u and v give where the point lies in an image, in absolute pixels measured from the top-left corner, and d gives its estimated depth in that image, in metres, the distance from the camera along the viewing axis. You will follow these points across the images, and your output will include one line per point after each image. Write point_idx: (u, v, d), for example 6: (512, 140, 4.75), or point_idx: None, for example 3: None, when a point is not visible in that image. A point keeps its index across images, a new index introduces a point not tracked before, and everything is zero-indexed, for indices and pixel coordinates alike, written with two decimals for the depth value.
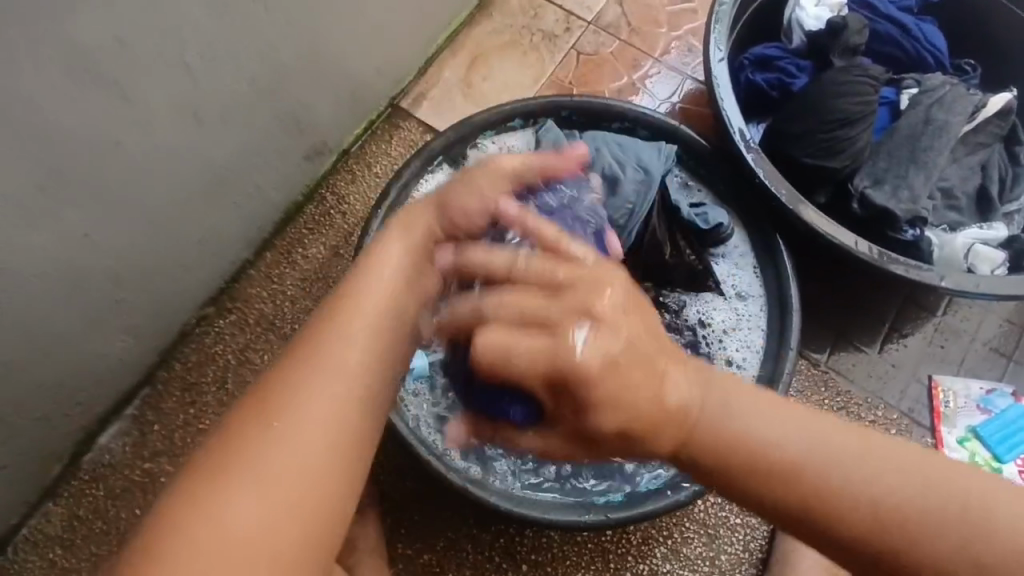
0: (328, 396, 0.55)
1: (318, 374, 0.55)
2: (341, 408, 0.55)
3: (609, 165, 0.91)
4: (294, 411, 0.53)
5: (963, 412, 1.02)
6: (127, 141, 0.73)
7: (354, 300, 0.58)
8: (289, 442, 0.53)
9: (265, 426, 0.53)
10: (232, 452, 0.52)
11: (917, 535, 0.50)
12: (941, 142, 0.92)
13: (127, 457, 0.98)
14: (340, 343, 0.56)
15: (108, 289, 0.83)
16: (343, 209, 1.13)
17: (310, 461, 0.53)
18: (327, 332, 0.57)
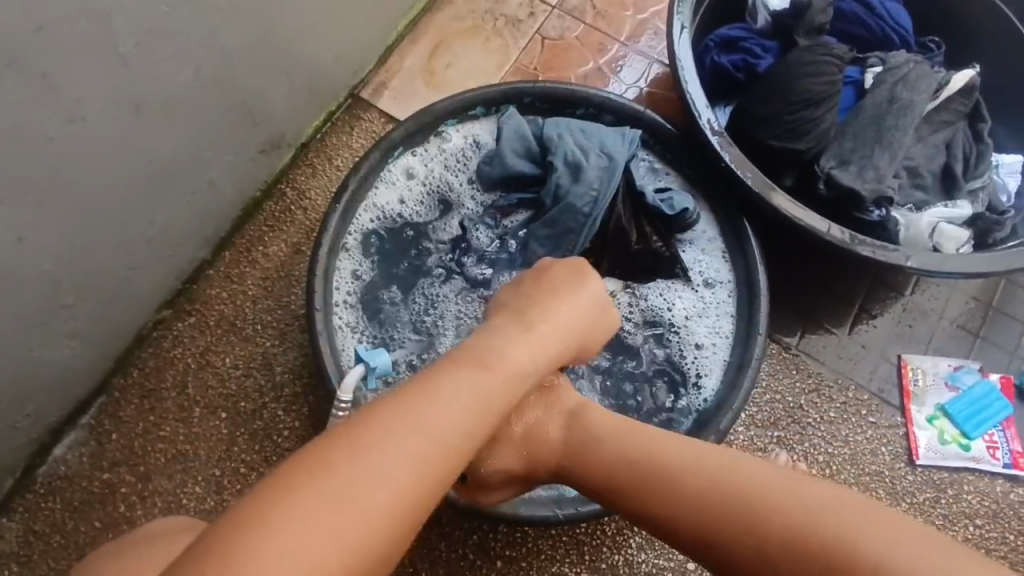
0: (430, 442, 0.55)
1: (431, 409, 0.56)
2: (435, 464, 0.55)
3: (572, 153, 0.90)
4: (396, 453, 0.53)
5: (932, 390, 1.02)
6: (58, 137, 0.69)
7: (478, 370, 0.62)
8: (391, 460, 0.53)
9: (368, 458, 0.52)
10: (339, 451, 0.52)
11: (768, 515, 0.59)
12: (905, 121, 0.92)
13: (84, 468, 0.95)
14: (458, 387, 0.59)
15: (49, 293, 0.79)
16: (304, 204, 1.09)
17: (408, 485, 0.53)
18: (445, 386, 0.59)
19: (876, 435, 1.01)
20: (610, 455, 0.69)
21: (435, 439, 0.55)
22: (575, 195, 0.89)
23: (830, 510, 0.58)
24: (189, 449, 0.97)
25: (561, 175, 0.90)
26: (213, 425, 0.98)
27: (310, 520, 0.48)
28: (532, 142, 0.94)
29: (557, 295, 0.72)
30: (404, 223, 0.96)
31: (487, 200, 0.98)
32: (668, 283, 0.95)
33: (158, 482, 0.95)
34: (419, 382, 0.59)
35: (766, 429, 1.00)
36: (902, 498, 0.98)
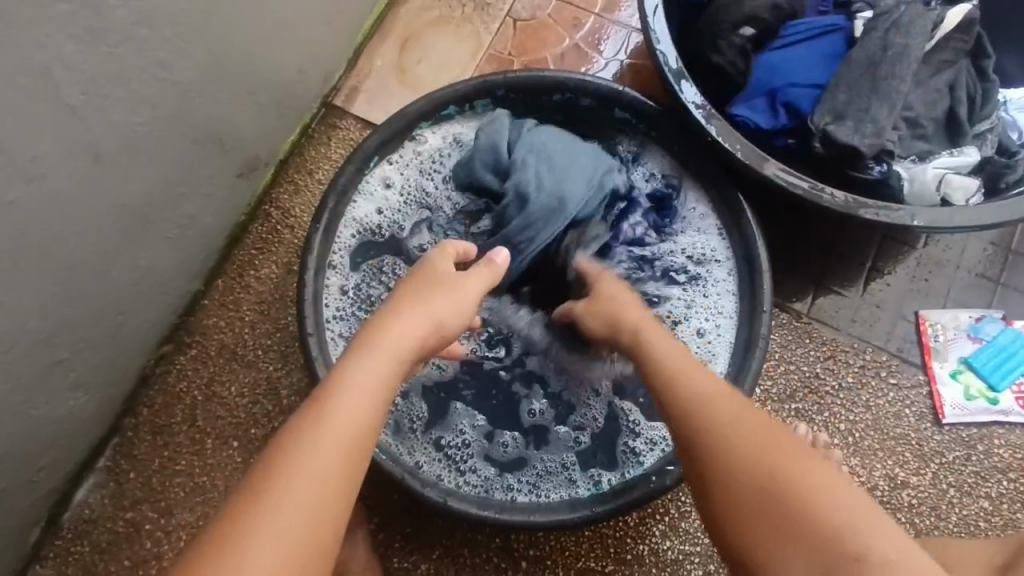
0: (289, 512, 0.49)
1: (309, 447, 0.52)
2: (309, 526, 0.49)
3: (525, 183, 0.86)
4: (259, 526, 0.48)
5: (953, 344, 0.98)
6: (21, 198, 0.67)
7: (325, 414, 0.55)
8: (282, 530, 0.48)
9: (230, 543, 0.47)
10: (231, 530, 0.48)
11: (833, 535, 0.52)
12: (903, 66, 0.85)
13: (108, 509, 0.96)
14: (328, 439, 0.53)
15: (42, 350, 0.78)
16: (290, 222, 1.08)
17: (303, 547, 0.48)
18: (290, 448, 0.52)
19: (899, 397, 0.97)
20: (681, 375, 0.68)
21: (299, 503, 0.50)
22: (558, 184, 0.86)
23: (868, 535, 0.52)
24: (206, 481, 0.98)
25: (540, 167, 0.87)
26: (226, 454, 0.99)
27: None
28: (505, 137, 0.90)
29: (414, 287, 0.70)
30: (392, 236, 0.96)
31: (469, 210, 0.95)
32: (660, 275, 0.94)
33: (179, 516, 0.97)
34: (280, 445, 0.53)
35: (783, 403, 0.97)
36: (931, 459, 0.95)
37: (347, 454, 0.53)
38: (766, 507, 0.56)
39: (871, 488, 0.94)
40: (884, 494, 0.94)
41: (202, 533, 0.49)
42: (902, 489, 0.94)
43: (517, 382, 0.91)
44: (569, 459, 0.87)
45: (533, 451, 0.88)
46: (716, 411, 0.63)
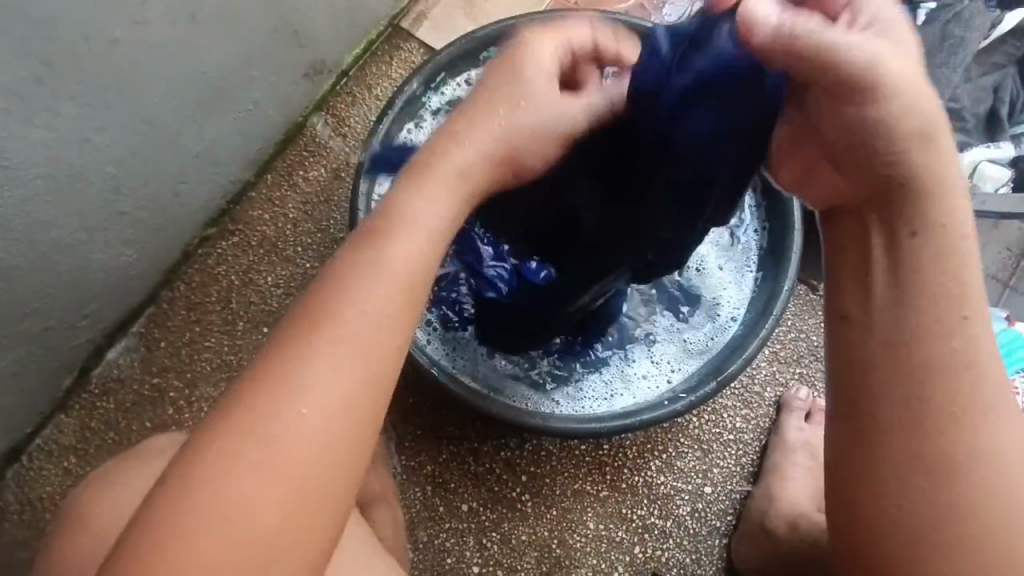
0: (332, 367, 0.49)
1: (338, 342, 0.50)
2: (355, 374, 0.50)
3: None
4: (305, 374, 0.49)
5: None
6: (123, 40, 0.72)
7: (370, 259, 0.53)
8: (295, 433, 0.48)
9: (280, 391, 0.48)
10: (236, 434, 0.47)
11: (932, 482, 0.53)
12: (957, 59, 0.90)
13: (136, 372, 1.00)
14: (374, 287, 0.52)
15: (108, 197, 0.82)
16: (343, 131, 1.11)
17: (347, 397, 0.49)
18: (337, 292, 0.52)
19: None
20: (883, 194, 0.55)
21: (349, 352, 0.50)
22: None
23: (926, 505, 0.53)
24: (233, 359, 1.02)
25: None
26: (255, 337, 1.03)
27: (233, 495, 0.46)
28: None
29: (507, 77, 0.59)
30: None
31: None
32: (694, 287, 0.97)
33: (204, 389, 1.01)
34: (337, 287, 0.52)
35: (788, 365, 1.03)
36: None
37: (400, 301, 0.53)
38: (919, 423, 0.54)
39: None
40: None
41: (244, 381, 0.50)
42: None
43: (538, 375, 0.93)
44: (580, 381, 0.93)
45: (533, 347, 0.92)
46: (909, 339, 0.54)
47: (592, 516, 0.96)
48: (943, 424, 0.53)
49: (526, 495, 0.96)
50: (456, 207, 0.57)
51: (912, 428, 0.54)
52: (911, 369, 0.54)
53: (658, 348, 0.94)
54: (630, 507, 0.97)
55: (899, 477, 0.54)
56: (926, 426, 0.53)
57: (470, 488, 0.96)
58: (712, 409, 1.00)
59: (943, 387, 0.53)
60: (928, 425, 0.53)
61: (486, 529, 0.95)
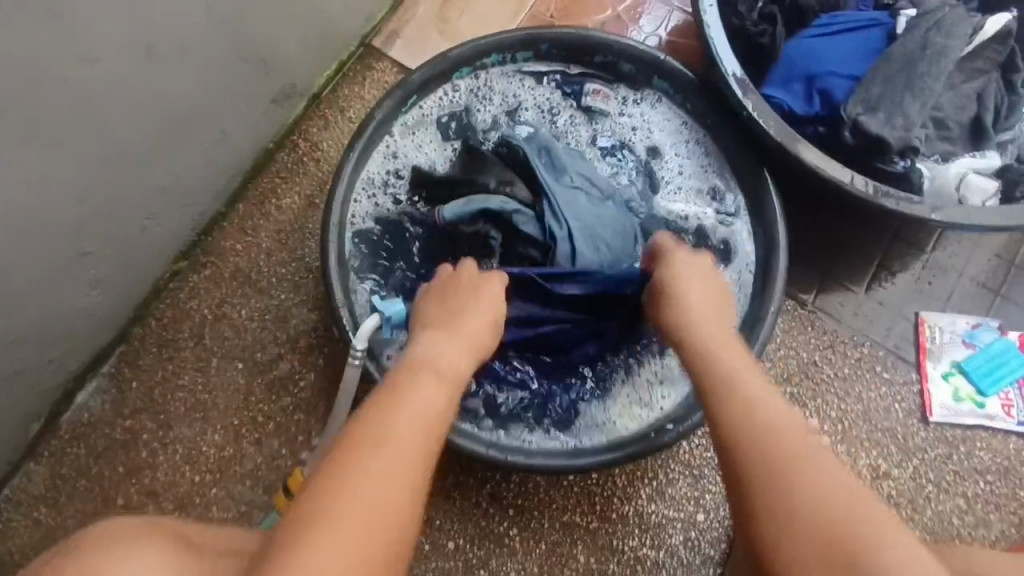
0: (376, 474, 0.53)
1: (410, 409, 0.61)
2: (397, 488, 0.53)
3: (582, 177, 0.91)
4: (353, 488, 0.52)
5: (948, 347, 1.01)
6: (75, 79, 0.68)
7: (394, 400, 0.62)
8: (348, 528, 0.49)
9: (322, 509, 0.50)
10: (327, 505, 0.50)
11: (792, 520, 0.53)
12: (938, 68, 0.87)
13: (107, 415, 0.97)
14: (404, 416, 0.60)
15: (68, 241, 0.79)
16: (316, 155, 1.08)
17: (387, 510, 0.52)
18: (371, 423, 0.58)
19: (889, 392, 1.00)
20: (751, 397, 0.63)
21: (388, 468, 0.54)
22: (592, 218, 0.89)
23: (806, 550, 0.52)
24: (207, 398, 0.99)
25: (587, 189, 0.91)
26: (230, 375, 1.00)
27: None
28: (556, 151, 0.93)
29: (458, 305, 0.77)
30: (397, 172, 0.95)
31: (413, 178, 0.94)
32: None
33: (178, 430, 0.97)
34: (375, 414, 0.60)
35: (778, 385, 1.00)
36: (913, 454, 0.98)
37: (426, 428, 0.60)
38: (762, 477, 0.57)
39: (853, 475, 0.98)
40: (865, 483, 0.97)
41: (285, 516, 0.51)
42: (883, 480, 0.98)
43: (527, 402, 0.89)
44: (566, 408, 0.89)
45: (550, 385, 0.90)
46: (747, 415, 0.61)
47: (582, 549, 0.94)
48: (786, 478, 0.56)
49: (514, 530, 0.93)
50: (451, 396, 0.66)
51: (765, 477, 0.57)
52: (753, 434, 0.60)
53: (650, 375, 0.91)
54: (621, 537, 0.94)
55: (771, 533, 0.54)
56: (779, 481, 0.56)
57: (456, 524, 0.93)
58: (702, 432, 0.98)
59: (774, 456, 0.58)
60: (771, 476, 0.56)
61: (474, 567, 0.92)
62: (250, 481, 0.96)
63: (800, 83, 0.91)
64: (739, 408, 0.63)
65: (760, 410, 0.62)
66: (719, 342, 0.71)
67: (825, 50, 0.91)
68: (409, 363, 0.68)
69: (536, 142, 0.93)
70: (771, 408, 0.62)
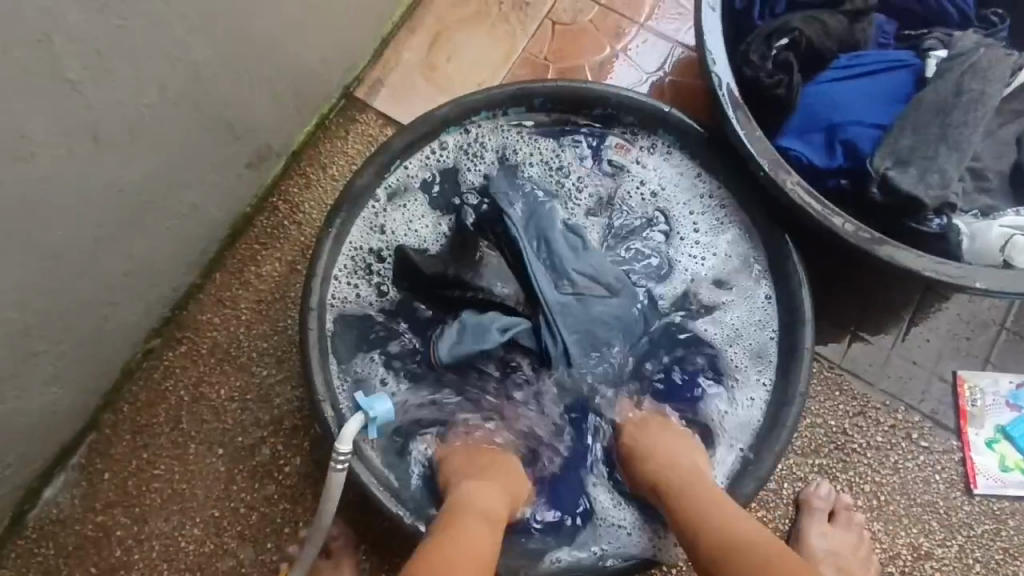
0: None
1: (461, 544, 0.60)
2: None
3: (584, 270, 0.86)
4: None
5: (991, 410, 0.93)
6: (7, 178, 0.61)
7: (449, 534, 0.61)
8: None
9: None
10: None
11: None
12: (975, 116, 0.79)
13: (77, 510, 0.90)
14: (462, 549, 0.59)
15: (18, 341, 0.72)
16: (298, 218, 1.01)
17: None
18: (433, 555, 0.58)
19: (929, 461, 0.91)
20: (724, 532, 0.63)
21: None
22: (595, 323, 0.84)
23: None
24: (186, 489, 0.91)
25: (591, 291, 0.85)
26: (210, 461, 0.92)
27: None
28: (557, 237, 0.86)
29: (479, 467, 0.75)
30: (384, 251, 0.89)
31: (400, 266, 0.87)
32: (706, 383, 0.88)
33: (154, 525, 0.90)
34: (435, 547, 0.59)
35: (805, 457, 0.92)
36: (958, 530, 0.89)
37: (480, 562, 0.59)
38: None
39: (892, 557, 0.89)
40: (906, 565, 0.88)
41: None
42: (925, 561, 0.88)
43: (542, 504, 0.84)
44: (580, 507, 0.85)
45: (562, 441, 0.86)
46: (716, 545, 0.62)
47: None
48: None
49: None
50: (496, 525, 0.66)
51: None
52: (732, 563, 0.60)
53: None
54: None
55: None
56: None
57: None
58: None
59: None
60: None
61: None
62: None
63: (820, 133, 0.84)
64: (707, 539, 0.63)
65: (726, 531, 0.63)
66: (677, 469, 0.73)
67: (850, 97, 0.84)
68: (453, 503, 0.68)
69: (535, 231, 0.86)
70: (742, 527, 0.63)
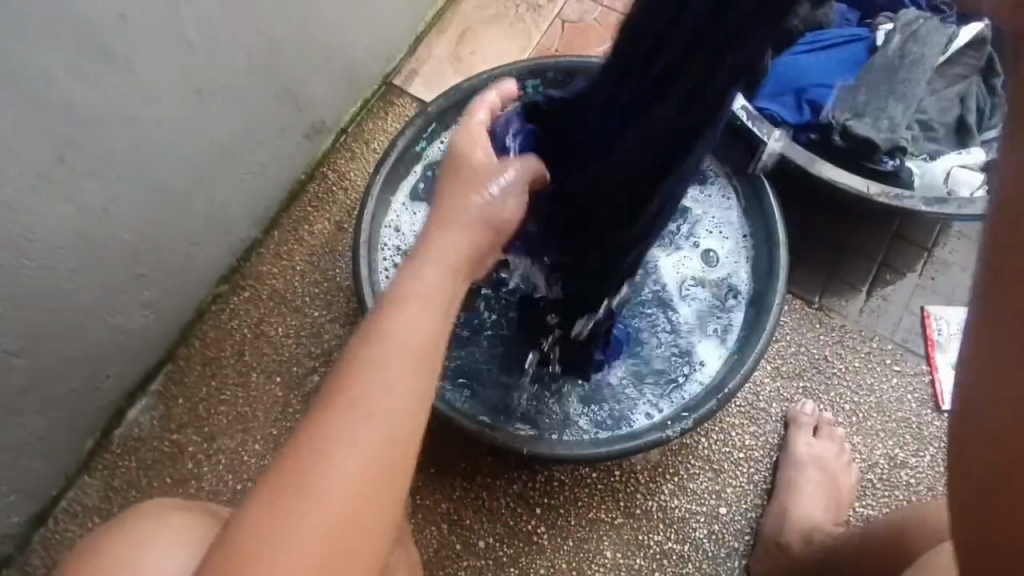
0: (366, 425, 0.51)
1: (403, 333, 0.56)
2: (394, 426, 0.52)
3: None
4: (352, 424, 0.51)
5: (955, 339, 1.04)
6: (136, 117, 0.78)
7: (383, 327, 0.56)
8: (346, 457, 0.49)
9: (315, 457, 0.49)
10: (302, 465, 0.49)
11: None
12: (917, 73, 0.95)
13: (155, 430, 1.03)
14: (398, 352, 0.55)
15: (126, 262, 0.87)
16: (345, 185, 1.16)
17: (387, 438, 0.51)
18: (360, 368, 0.53)
19: (901, 383, 1.03)
20: None
21: (379, 412, 0.52)
22: None
23: None
24: (248, 411, 1.05)
25: None
26: (268, 387, 1.06)
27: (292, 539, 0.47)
28: None
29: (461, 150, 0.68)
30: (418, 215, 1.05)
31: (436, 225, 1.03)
32: (700, 312, 0.99)
33: (221, 441, 1.03)
34: (364, 338, 0.56)
35: (791, 380, 1.04)
36: (930, 442, 1.00)
37: (418, 364, 0.55)
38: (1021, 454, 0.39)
39: (871, 466, 1.00)
40: (884, 473, 0.99)
41: (288, 445, 0.51)
42: (902, 468, 0.99)
43: (565, 417, 0.94)
44: (597, 415, 0.94)
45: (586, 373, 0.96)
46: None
47: (608, 545, 0.96)
48: None
49: (542, 528, 0.97)
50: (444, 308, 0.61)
51: None
52: None
53: (666, 382, 0.96)
54: (646, 533, 0.97)
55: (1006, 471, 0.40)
56: None
57: (487, 524, 0.97)
58: (719, 428, 1.01)
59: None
60: None
61: (504, 565, 0.96)
62: None
63: (789, 96, 0.99)
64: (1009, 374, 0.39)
65: None
66: None
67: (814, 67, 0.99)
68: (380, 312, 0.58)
69: None
70: None
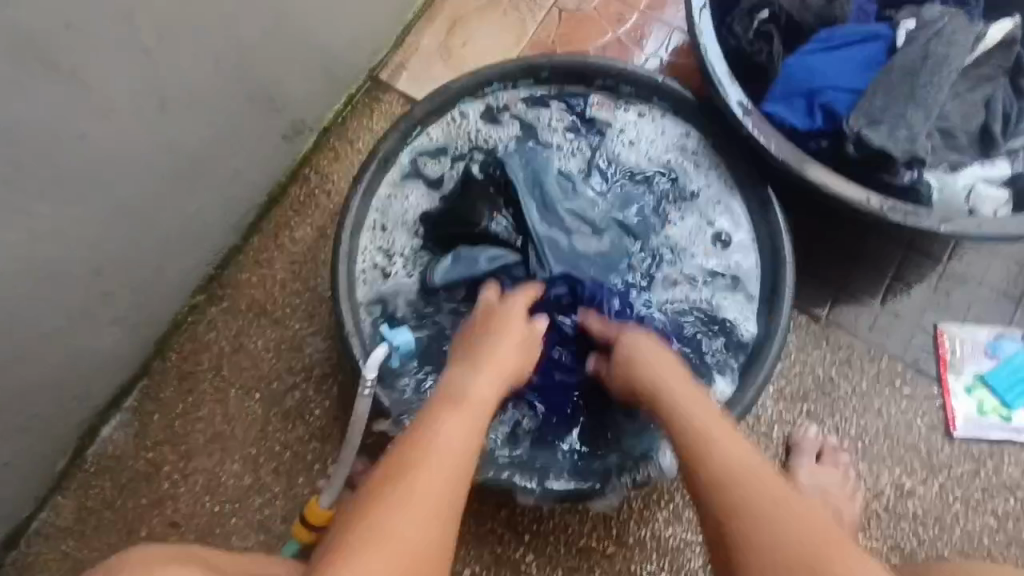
0: (405, 524, 0.58)
1: (437, 464, 0.63)
2: (437, 509, 0.60)
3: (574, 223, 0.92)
4: (394, 519, 0.58)
5: (969, 360, 0.99)
6: (89, 131, 0.72)
7: (422, 438, 0.65)
8: (391, 541, 0.57)
9: (367, 542, 0.56)
10: (336, 560, 0.56)
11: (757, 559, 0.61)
12: (941, 77, 0.87)
13: (130, 448, 0.99)
14: (438, 456, 0.63)
15: (88, 282, 0.82)
16: (327, 188, 1.10)
17: (424, 532, 0.58)
18: (405, 472, 0.61)
19: (911, 407, 0.98)
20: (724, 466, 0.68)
21: (419, 504, 0.59)
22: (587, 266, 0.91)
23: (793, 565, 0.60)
24: (226, 429, 1.00)
25: (580, 232, 0.92)
26: (247, 404, 1.01)
27: None
28: (550, 188, 0.92)
29: (508, 332, 0.79)
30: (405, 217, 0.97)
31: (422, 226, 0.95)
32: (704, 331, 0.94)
33: (198, 461, 0.99)
34: (409, 449, 0.64)
35: (795, 403, 0.98)
36: (938, 470, 0.95)
37: (449, 482, 0.62)
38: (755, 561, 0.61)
39: (876, 495, 0.95)
40: (889, 503, 0.95)
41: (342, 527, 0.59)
42: (908, 498, 0.95)
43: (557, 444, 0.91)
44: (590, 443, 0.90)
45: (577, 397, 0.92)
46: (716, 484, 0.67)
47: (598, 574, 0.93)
48: (755, 525, 0.63)
49: (530, 556, 0.93)
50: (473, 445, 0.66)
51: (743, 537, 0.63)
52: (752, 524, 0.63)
53: None
54: (638, 562, 0.93)
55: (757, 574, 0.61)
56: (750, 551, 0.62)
57: (472, 551, 0.93)
58: None
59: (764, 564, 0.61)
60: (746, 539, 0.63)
61: None
62: (268, 510, 0.97)
63: (801, 98, 0.90)
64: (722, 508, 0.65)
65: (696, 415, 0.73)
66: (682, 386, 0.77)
67: (830, 66, 0.90)
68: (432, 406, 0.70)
69: (531, 178, 0.93)
70: (745, 457, 0.68)
